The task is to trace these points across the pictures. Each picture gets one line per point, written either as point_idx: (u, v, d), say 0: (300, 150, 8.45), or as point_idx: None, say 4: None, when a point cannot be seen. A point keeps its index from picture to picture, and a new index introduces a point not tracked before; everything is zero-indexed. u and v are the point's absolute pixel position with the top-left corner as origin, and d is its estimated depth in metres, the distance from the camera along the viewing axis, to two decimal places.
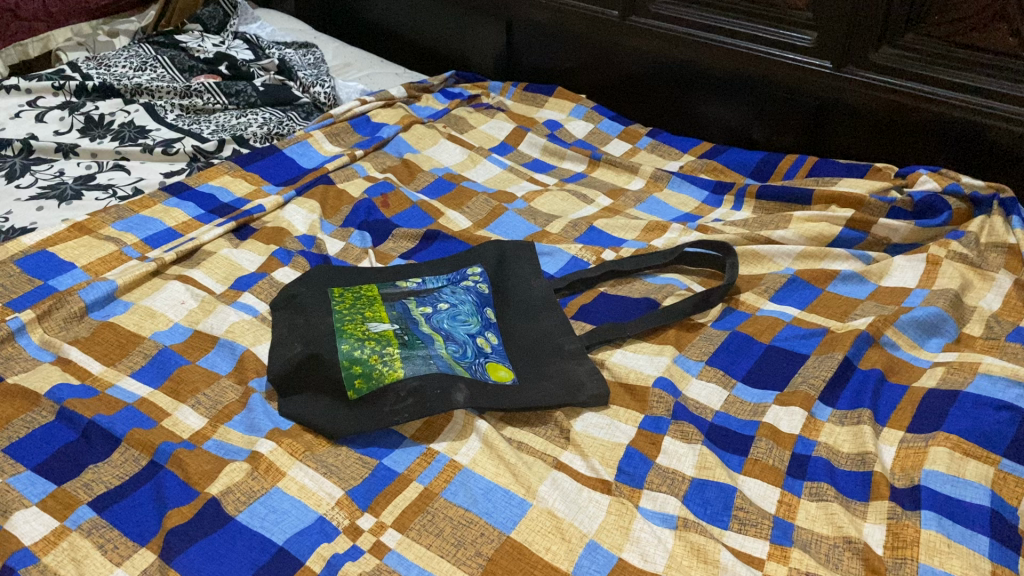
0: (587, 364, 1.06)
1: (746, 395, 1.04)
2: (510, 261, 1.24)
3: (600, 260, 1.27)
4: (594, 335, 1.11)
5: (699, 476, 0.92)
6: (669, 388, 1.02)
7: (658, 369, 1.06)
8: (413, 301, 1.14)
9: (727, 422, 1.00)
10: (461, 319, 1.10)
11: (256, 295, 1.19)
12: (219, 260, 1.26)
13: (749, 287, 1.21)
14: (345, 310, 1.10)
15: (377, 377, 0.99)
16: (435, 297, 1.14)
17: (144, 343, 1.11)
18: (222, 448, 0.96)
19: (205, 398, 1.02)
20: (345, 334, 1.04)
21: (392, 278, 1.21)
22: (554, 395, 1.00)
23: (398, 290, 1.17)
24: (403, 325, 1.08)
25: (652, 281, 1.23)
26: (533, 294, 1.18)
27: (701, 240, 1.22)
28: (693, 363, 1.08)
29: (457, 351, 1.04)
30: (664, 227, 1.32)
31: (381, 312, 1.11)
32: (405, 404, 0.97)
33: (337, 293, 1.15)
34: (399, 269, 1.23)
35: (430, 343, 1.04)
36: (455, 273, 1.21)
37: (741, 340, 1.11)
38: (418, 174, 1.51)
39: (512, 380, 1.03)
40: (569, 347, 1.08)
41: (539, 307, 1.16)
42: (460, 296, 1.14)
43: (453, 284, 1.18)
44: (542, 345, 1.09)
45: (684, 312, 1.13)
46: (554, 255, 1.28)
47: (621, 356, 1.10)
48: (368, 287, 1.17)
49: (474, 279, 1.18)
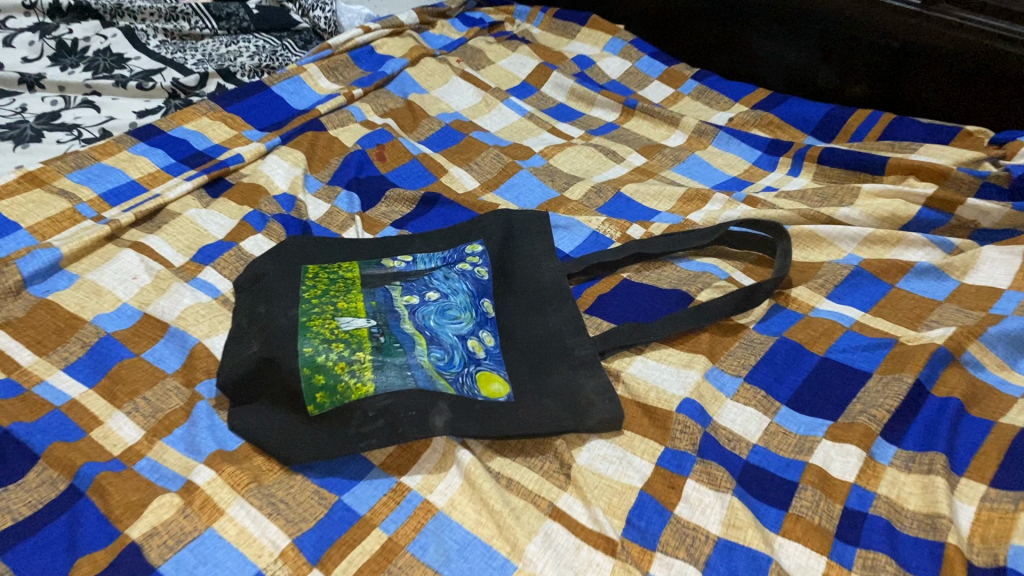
0: (599, 378, 0.88)
1: (791, 423, 0.86)
2: (517, 238, 1.05)
3: (626, 238, 1.07)
4: (610, 335, 0.92)
5: (725, 537, 0.74)
6: (697, 414, 0.84)
7: (685, 388, 0.87)
8: (398, 287, 0.96)
9: (764, 461, 0.82)
10: (451, 315, 0.92)
11: (219, 270, 1.02)
12: (184, 224, 1.09)
13: (803, 279, 1.01)
14: (315, 297, 0.93)
15: (343, 392, 0.82)
16: (424, 283, 0.96)
17: (84, 329, 0.95)
18: (156, 473, 0.80)
19: (145, 403, 0.87)
20: (310, 333, 0.87)
21: (378, 253, 1.03)
22: (555, 421, 0.83)
23: (382, 271, 0.99)
24: (380, 320, 0.90)
25: (686, 267, 1.03)
26: (542, 281, 0.99)
27: (747, 220, 1.03)
28: (728, 378, 0.90)
29: (442, 358, 0.87)
30: (704, 197, 1.11)
31: (358, 300, 0.93)
32: (372, 427, 0.81)
33: (309, 274, 0.97)
34: (387, 243, 1.05)
35: (410, 347, 0.87)
36: (452, 251, 1.02)
37: (789, 350, 0.92)
38: (423, 120, 1.31)
39: (506, 397, 0.85)
40: (578, 354, 0.91)
41: (547, 299, 0.97)
42: (453, 284, 0.96)
43: (447, 267, 0.99)
44: (547, 350, 0.91)
45: (722, 312, 0.94)
46: (572, 229, 1.09)
47: (641, 366, 0.91)
48: (347, 266, 1.00)
49: (472, 261, 1.00)
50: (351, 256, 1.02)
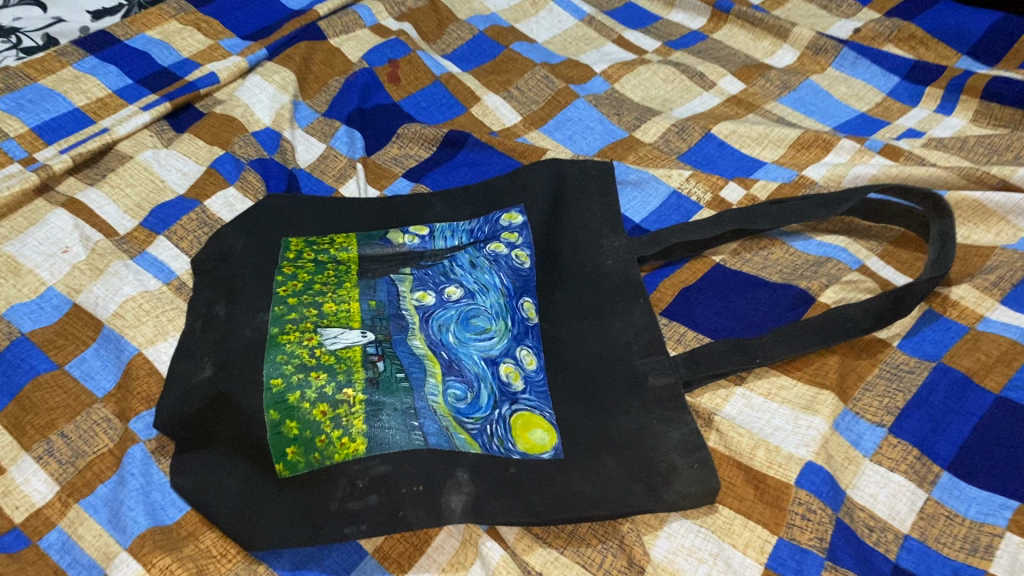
0: (685, 425, 0.61)
1: (959, 501, 0.60)
2: (571, 202, 0.77)
3: (720, 202, 0.79)
4: (700, 354, 0.66)
5: None
6: (825, 491, 0.59)
7: (807, 446, 0.61)
8: (407, 275, 0.70)
9: (922, 566, 0.57)
10: (477, 327, 0.67)
11: (175, 241, 0.78)
12: (135, 171, 0.84)
13: (962, 275, 0.73)
14: (293, 294, 0.67)
15: (322, 450, 0.59)
16: (443, 272, 0.70)
17: None
18: (67, 556, 0.59)
19: (63, 442, 0.64)
20: (282, 355, 0.63)
21: (384, 219, 0.76)
22: (622, 495, 0.58)
23: (388, 248, 0.73)
24: (380, 333, 0.65)
25: (802, 249, 0.76)
26: (603, 267, 0.72)
27: (894, 187, 0.73)
28: (865, 428, 0.64)
29: (462, 396, 0.62)
30: (825, 143, 0.83)
31: (351, 299, 0.67)
32: (361, 504, 0.57)
33: (288, 255, 0.71)
34: (396, 203, 0.78)
35: (419, 382, 0.62)
36: (481, 222, 0.75)
37: (952, 385, 0.65)
38: (450, 27, 1.02)
39: (551, 453, 0.60)
40: (652, 385, 0.64)
41: (612, 296, 0.70)
42: (482, 278, 0.70)
43: (475, 248, 0.73)
44: (612, 374, 0.65)
45: (858, 327, 0.67)
46: (644, 187, 0.81)
47: (742, 404, 0.66)
48: (341, 240, 0.73)
49: (509, 240, 0.74)
50: (348, 224, 0.75)
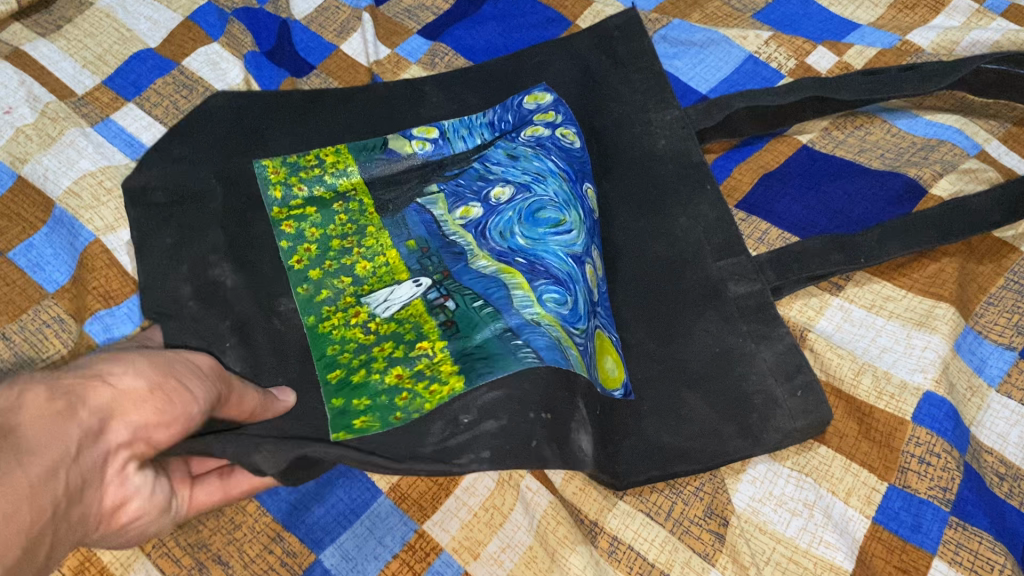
0: (780, 343, 0.49)
1: None
2: (608, 75, 0.60)
3: (806, 70, 0.65)
4: (792, 254, 0.52)
5: None
6: (949, 429, 0.48)
7: (924, 371, 0.50)
8: (437, 193, 0.52)
9: None
10: (548, 218, 0.51)
11: (144, 104, 0.64)
12: (95, 20, 0.69)
13: None
14: (309, 261, 0.49)
15: (406, 406, 0.42)
16: (479, 178, 0.53)
17: None
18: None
19: (4, 346, 0.52)
20: (332, 348, 0.45)
21: (377, 118, 0.56)
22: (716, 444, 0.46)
23: (395, 160, 0.54)
24: (435, 272, 0.48)
25: (908, 129, 0.62)
26: (655, 147, 0.56)
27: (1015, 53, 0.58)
28: (990, 350, 0.52)
29: (561, 299, 0.47)
30: (935, 3, 0.68)
31: (383, 247, 0.50)
32: (468, 436, 0.41)
33: (279, 198, 0.51)
34: (378, 97, 0.57)
35: (506, 302, 0.47)
36: (499, 111, 0.57)
37: None
38: None
39: (620, 391, 0.47)
40: (730, 295, 0.50)
41: (671, 187, 0.55)
42: (532, 163, 0.53)
43: (507, 139, 0.55)
44: (682, 285, 0.51)
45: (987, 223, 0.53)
46: (715, 51, 0.66)
47: (839, 317, 0.54)
48: (336, 159, 0.54)
49: (546, 121, 0.56)
50: (330, 133, 0.55)
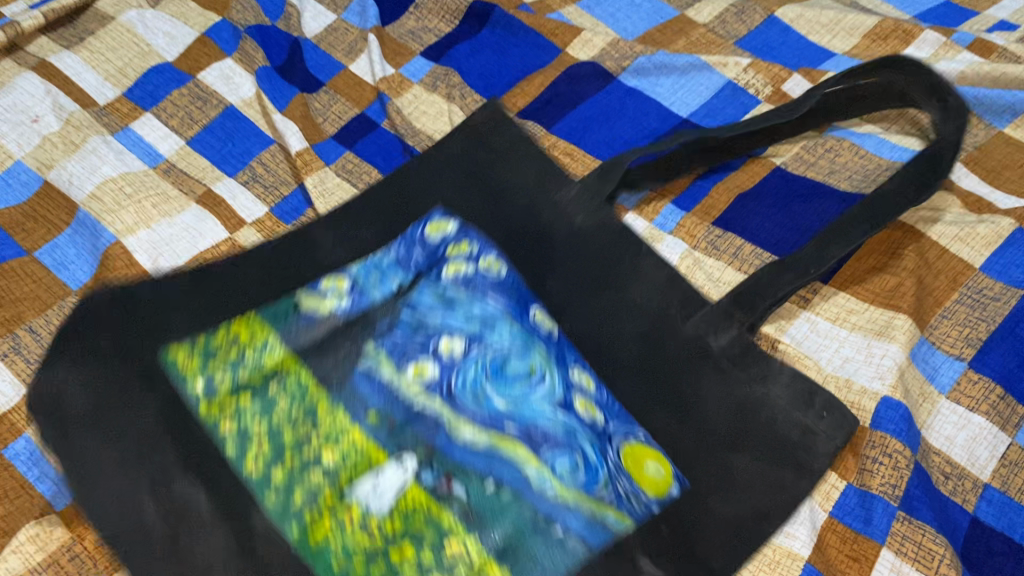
0: (783, 374, 0.51)
1: None
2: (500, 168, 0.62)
3: (781, 97, 0.69)
4: (752, 287, 0.53)
5: None
6: (901, 430, 0.52)
7: (881, 377, 0.54)
8: (375, 354, 0.50)
9: (1002, 520, 0.51)
10: (517, 372, 0.49)
11: (163, 116, 0.68)
12: (117, 34, 0.73)
13: None
14: (268, 464, 0.46)
15: None
16: (415, 330, 0.51)
17: None
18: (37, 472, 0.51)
19: (31, 338, 0.56)
20: (336, 560, 0.43)
21: (273, 276, 0.56)
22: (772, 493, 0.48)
23: (311, 323, 0.52)
24: (417, 450, 0.46)
25: (875, 150, 0.66)
26: (577, 226, 0.59)
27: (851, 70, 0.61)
28: (942, 360, 0.56)
29: (573, 463, 0.46)
30: (906, 34, 0.72)
31: (344, 427, 0.47)
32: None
33: (201, 392, 0.49)
34: (271, 254, 0.57)
35: (524, 481, 0.45)
36: (403, 246, 0.57)
37: None
38: None
39: (671, 493, 0.47)
40: (715, 351, 0.52)
41: (610, 256, 0.57)
42: (470, 306, 0.52)
43: (430, 279, 0.54)
44: (666, 359, 0.53)
45: (905, 200, 0.55)
46: (694, 78, 0.71)
47: (806, 329, 0.58)
48: (247, 335, 0.51)
49: (460, 254, 0.55)
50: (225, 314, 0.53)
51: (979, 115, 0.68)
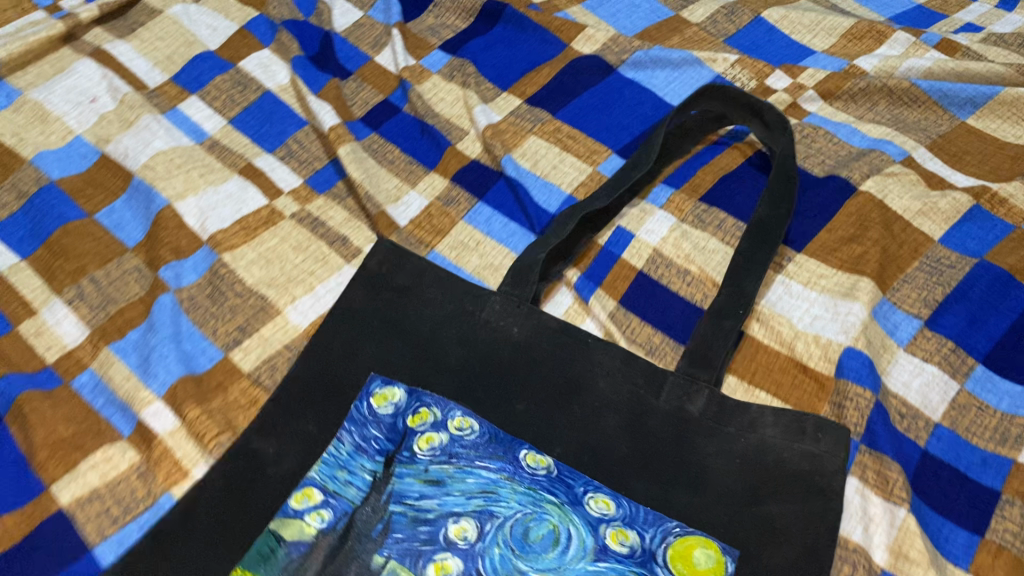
0: (762, 415, 0.52)
1: (989, 394, 0.60)
2: (417, 291, 0.59)
3: (765, 90, 0.77)
4: (700, 348, 0.55)
5: (893, 572, 0.52)
6: (866, 377, 0.58)
7: (846, 332, 0.61)
8: (390, 565, 0.49)
9: (951, 452, 0.57)
10: (541, 539, 0.50)
11: (207, 99, 0.76)
12: (164, 26, 0.81)
13: (1012, 172, 0.71)
14: None
15: None
16: (416, 522, 0.51)
17: (23, 172, 0.70)
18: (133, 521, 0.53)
19: (93, 288, 0.64)
20: None
21: (224, 511, 0.52)
22: (811, 525, 0.49)
23: (302, 553, 0.50)
24: None
25: (847, 139, 0.74)
26: (518, 338, 0.57)
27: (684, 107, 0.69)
28: (902, 318, 0.63)
29: None
30: (879, 35, 0.80)
31: None
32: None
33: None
34: (216, 492, 0.53)
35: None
36: (355, 433, 0.55)
37: (992, 282, 0.64)
38: None
39: (730, 573, 0.49)
40: (694, 414, 0.53)
41: (564, 348, 0.56)
42: (463, 482, 0.52)
43: (403, 463, 0.53)
44: (654, 437, 0.53)
45: (782, 215, 0.62)
46: (688, 71, 0.78)
47: (782, 291, 0.65)
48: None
49: (424, 423, 0.55)
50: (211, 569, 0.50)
51: (944, 106, 0.76)
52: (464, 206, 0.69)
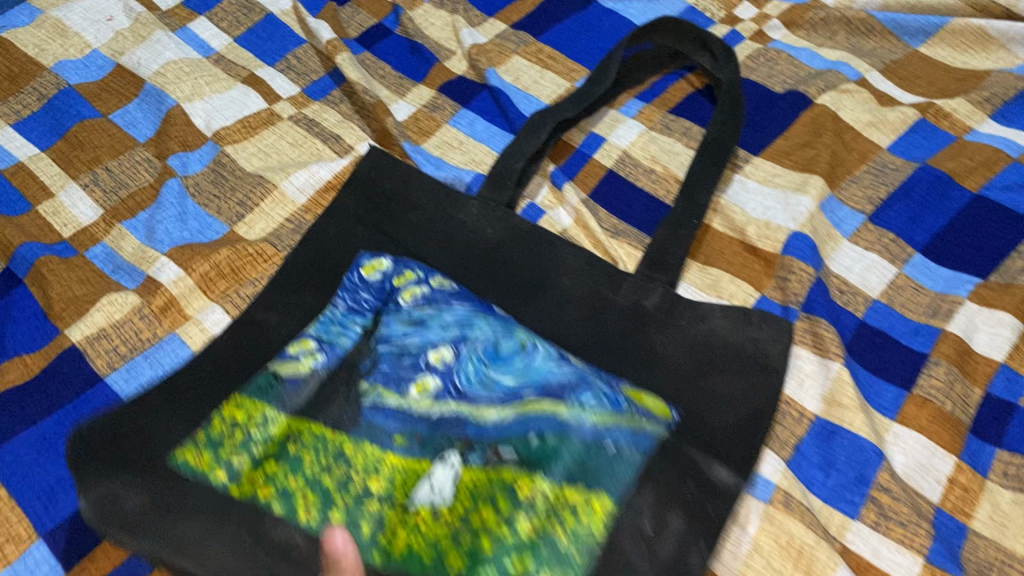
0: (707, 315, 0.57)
1: (925, 277, 0.65)
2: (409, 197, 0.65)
3: (732, 19, 0.84)
4: (657, 251, 0.61)
5: (825, 417, 0.57)
6: (809, 255, 0.64)
7: (795, 219, 0.67)
8: (373, 389, 0.53)
9: (886, 324, 0.63)
10: (510, 351, 0.54)
11: (215, 21, 0.82)
12: None
13: (958, 91, 0.77)
14: (322, 510, 0.48)
15: (578, 524, 0.47)
16: (400, 355, 0.55)
17: (43, 78, 0.76)
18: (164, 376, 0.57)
19: (107, 174, 0.70)
20: (431, 549, 0.47)
21: (228, 367, 0.56)
22: (755, 395, 0.54)
23: (298, 384, 0.54)
24: (456, 442, 0.50)
25: (807, 61, 0.80)
26: (492, 236, 0.62)
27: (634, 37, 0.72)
28: (847, 213, 0.69)
29: (596, 396, 0.52)
30: None
31: (376, 458, 0.50)
32: (672, 539, 0.48)
33: (225, 478, 0.49)
34: (223, 350, 0.57)
35: (564, 418, 0.51)
36: (345, 294, 0.59)
37: (933, 182, 0.70)
38: None
39: (677, 419, 0.52)
40: (651, 308, 0.58)
41: (534, 242, 0.62)
42: (441, 318, 0.57)
43: (390, 311, 0.58)
44: (615, 311, 0.58)
45: (730, 139, 0.66)
46: (660, 2, 0.84)
47: (738, 188, 0.71)
48: (244, 413, 0.52)
49: (408, 281, 0.59)
50: (209, 403, 0.53)
51: (898, 36, 0.81)
52: (449, 111, 0.76)
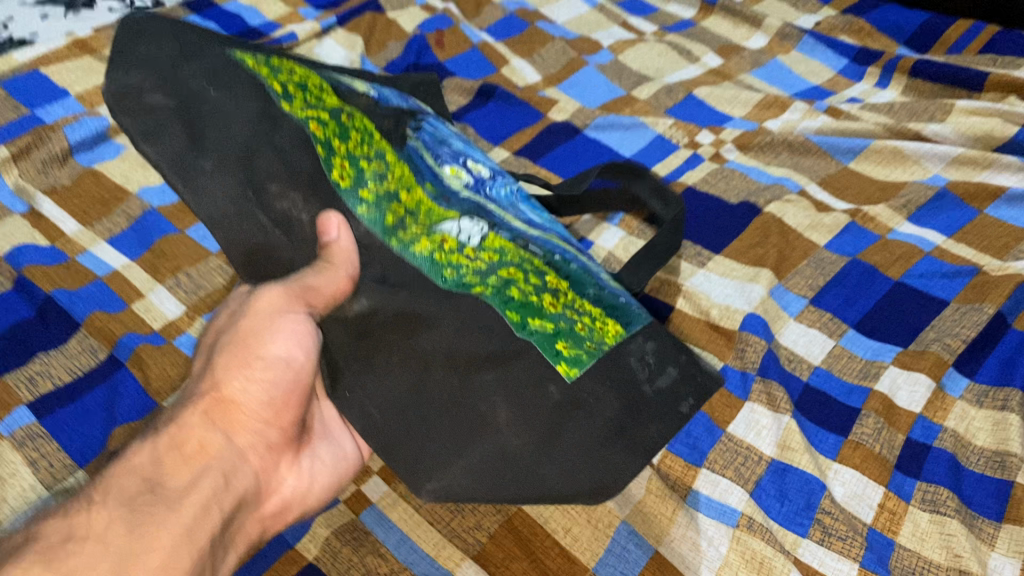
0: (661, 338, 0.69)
1: (858, 347, 0.80)
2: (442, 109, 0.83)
3: (694, 144, 1.02)
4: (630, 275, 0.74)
5: (779, 459, 0.72)
6: (761, 330, 0.80)
7: (750, 303, 0.83)
8: (420, 145, 0.71)
9: (827, 385, 0.78)
10: (534, 210, 0.74)
11: None
12: None
13: (883, 196, 0.94)
14: (364, 177, 0.66)
15: (584, 333, 0.63)
16: (442, 152, 0.72)
17: (129, 201, 0.92)
18: None
19: (186, 279, 0.86)
20: (452, 272, 0.64)
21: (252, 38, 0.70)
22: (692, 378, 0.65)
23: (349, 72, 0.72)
24: (484, 218, 0.68)
25: (756, 178, 0.97)
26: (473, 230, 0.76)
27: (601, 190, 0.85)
28: (792, 298, 0.85)
29: (598, 271, 0.71)
30: (783, 105, 1.06)
31: (417, 183, 0.68)
32: (666, 379, 0.64)
33: (283, 95, 0.65)
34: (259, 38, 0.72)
35: (585, 267, 0.69)
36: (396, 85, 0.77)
37: (862, 273, 0.86)
38: (487, 7, 1.24)
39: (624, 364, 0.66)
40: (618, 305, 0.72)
41: None
42: (480, 163, 0.75)
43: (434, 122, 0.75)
44: None
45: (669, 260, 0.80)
46: (634, 131, 1.03)
47: (702, 280, 0.87)
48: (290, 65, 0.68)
49: (450, 127, 0.78)
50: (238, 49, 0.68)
51: (831, 154, 0.99)
52: None
